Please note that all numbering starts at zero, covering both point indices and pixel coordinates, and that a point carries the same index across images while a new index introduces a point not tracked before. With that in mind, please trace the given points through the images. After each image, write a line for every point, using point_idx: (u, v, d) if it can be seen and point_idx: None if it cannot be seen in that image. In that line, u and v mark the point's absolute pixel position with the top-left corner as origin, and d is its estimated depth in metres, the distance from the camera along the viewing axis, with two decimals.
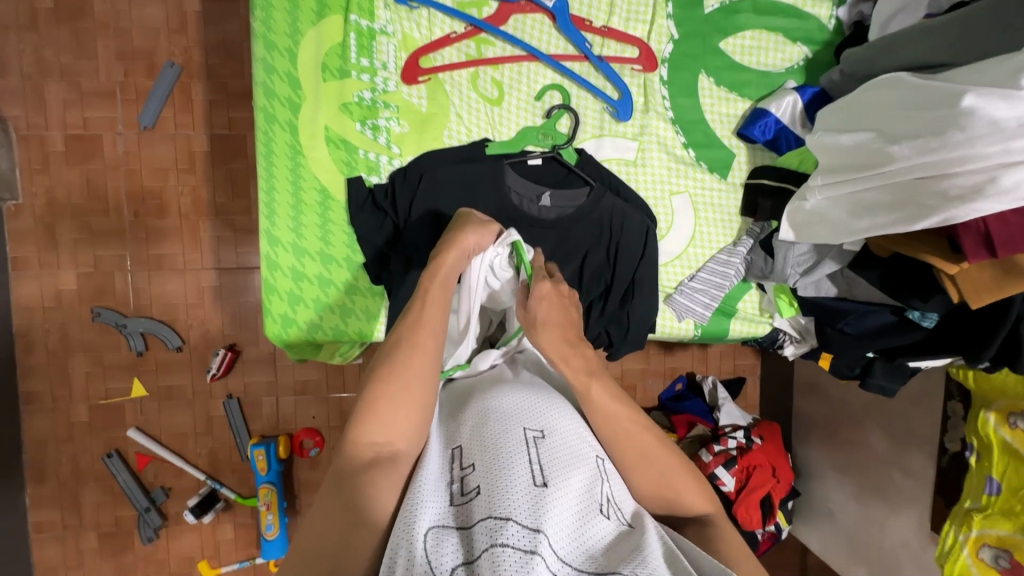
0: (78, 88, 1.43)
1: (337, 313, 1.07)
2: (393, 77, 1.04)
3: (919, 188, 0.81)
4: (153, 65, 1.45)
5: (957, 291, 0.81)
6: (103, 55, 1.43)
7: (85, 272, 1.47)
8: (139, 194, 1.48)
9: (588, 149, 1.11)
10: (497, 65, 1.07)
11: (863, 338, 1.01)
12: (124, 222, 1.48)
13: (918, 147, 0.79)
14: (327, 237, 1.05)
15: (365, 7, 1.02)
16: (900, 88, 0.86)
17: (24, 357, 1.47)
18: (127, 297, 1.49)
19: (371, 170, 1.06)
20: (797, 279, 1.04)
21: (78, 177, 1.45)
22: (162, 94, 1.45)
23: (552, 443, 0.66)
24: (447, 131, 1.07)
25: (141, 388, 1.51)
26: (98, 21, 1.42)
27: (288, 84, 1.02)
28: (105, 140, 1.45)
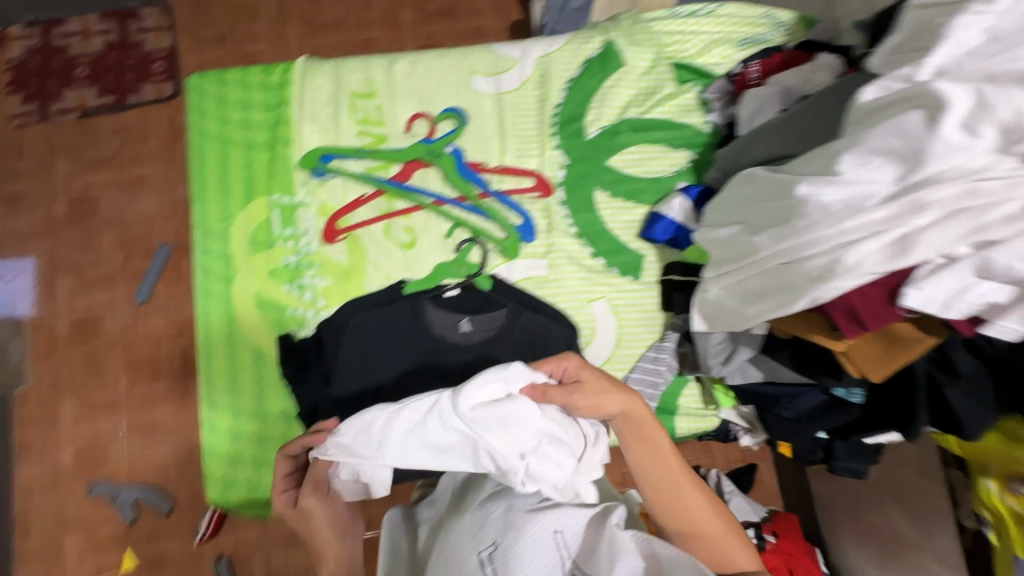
0: (84, 278, 1.60)
1: (276, 467, 1.09)
2: (314, 240, 1.17)
3: (785, 273, 0.83)
4: (148, 248, 1.62)
5: (854, 367, 0.80)
6: (106, 246, 1.61)
7: (82, 447, 1.52)
8: (136, 363, 1.56)
9: (501, 274, 1.18)
10: (407, 214, 1.19)
11: (804, 420, 0.98)
12: (119, 392, 1.55)
13: (774, 236, 0.83)
14: (263, 394, 1.11)
15: (287, 186, 1.18)
16: (757, 181, 0.91)
17: (21, 541, 1.47)
18: (121, 465, 1.51)
19: (300, 324, 1.14)
20: (720, 368, 1.04)
21: (80, 356, 1.56)
22: (155, 271, 1.60)
23: (501, 556, 0.72)
24: (367, 279, 1.16)
25: (131, 560, 1.45)
26: (103, 219, 1.62)
27: (222, 261, 1.15)
28: (105, 319, 1.58)
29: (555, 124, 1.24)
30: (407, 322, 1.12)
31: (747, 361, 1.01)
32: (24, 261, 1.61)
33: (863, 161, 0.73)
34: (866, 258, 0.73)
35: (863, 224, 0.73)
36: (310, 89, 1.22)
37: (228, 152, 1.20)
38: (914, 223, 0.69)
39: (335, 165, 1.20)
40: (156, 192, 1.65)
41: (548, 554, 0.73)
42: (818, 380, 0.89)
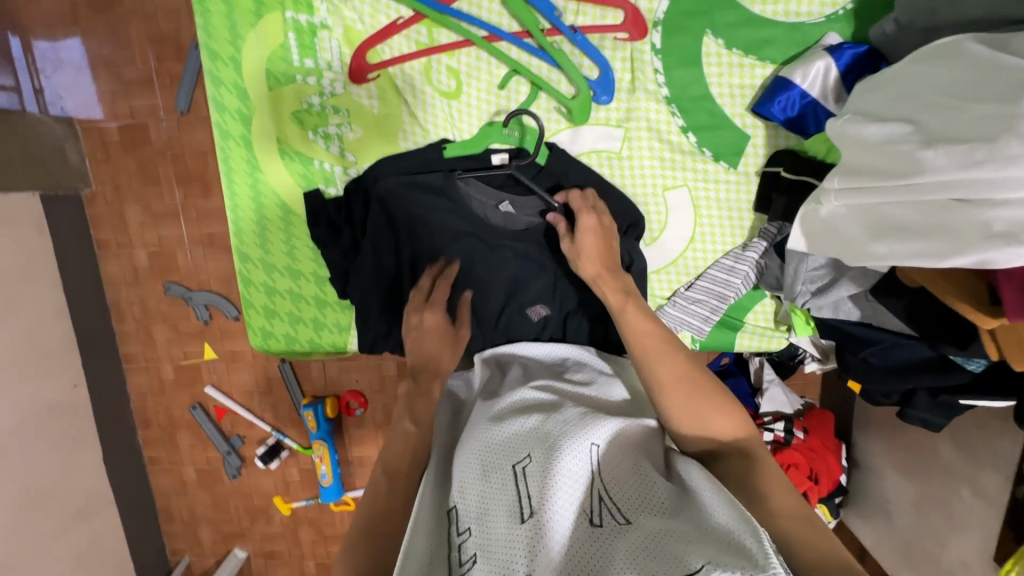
0: (119, 78, 1.36)
1: (310, 326, 1.08)
2: (340, 78, 0.96)
3: (955, 215, 0.60)
4: (180, 48, 1.35)
5: (996, 348, 0.62)
6: (137, 42, 1.35)
7: (153, 252, 1.46)
8: (187, 177, 1.42)
9: (562, 143, 0.96)
10: (452, 51, 0.93)
11: (890, 373, 0.83)
12: (176, 205, 1.43)
13: (958, 157, 0.58)
14: (294, 253, 1.05)
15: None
16: (963, 62, 0.62)
17: (119, 323, 1.51)
18: (191, 272, 1.46)
19: (328, 181, 1.01)
20: (809, 299, 0.86)
21: (134, 164, 1.41)
22: (192, 76, 1.35)
23: (536, 472, 0.68)
24: (402, 133, 0.98)
25: (212, 351, 1.50)
26: (128, 7, 1.32)
27: (236, 96, 0.97)
28: (151, 128, 1.39)
29: None
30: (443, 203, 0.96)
31: (844, 297, 0.84)
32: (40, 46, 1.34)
33: None
34: None
35: None
36: None
37: None
38: None
39: None
40: None
41: (583, 481, 0.66)
42: (933, 344, 0.72)
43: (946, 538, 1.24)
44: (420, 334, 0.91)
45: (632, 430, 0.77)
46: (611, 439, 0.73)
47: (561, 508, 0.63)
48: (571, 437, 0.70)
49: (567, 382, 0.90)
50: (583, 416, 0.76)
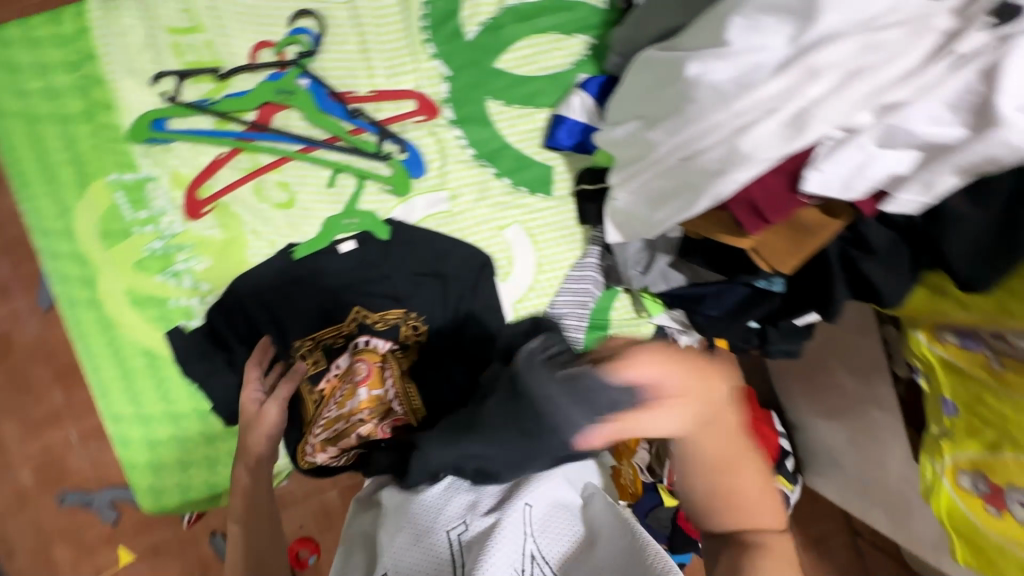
0: None
1: (204, 467, 1.03)
2: (177, 218, 1.01)
3: (685, 169, 0.73)
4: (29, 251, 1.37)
5: (766, 262, 0.75)
6: None
7: (38, 464, 1.31)
8: (67, 371, 1.33)
9: (398, 216, 1.06)
10: (277, 168, 1.03)
11: (729, 317, 0.94)
12: (57, 404, 1.32)
13: (668, 129, 0.73)
14: (168, 396, 1.02)
15: (124, 161, 1.00)
16: (650, 65, 0.80)
17: (8, 563, 1.30)
18: (86, 472, 1.32)
19: (188, 315, 1.02)
20: (640, 278, 0.99)
21: None
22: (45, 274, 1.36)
23: (472, 537, 0.68)
24: (250, 251, 1.03)
25: (128, 553, 1.33)
26: None
27: (76, 263, 0.99)
28: (13, 334, 1.30)
29: (427, 28, 1.05)
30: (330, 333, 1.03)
31: (668, 267, 0.97)
32: None
33: (752, 22, 0.62)
34: (761, 142, 0.64)
35: (753, 103, 0.63)
36: (117, 33, 0.99)
37: (41, 132, 0.98)
38: (805, 95, 0.61)
39: (174, 127, 1.00)
40: None
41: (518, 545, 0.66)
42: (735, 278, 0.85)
43: (883, 462, 1.30)
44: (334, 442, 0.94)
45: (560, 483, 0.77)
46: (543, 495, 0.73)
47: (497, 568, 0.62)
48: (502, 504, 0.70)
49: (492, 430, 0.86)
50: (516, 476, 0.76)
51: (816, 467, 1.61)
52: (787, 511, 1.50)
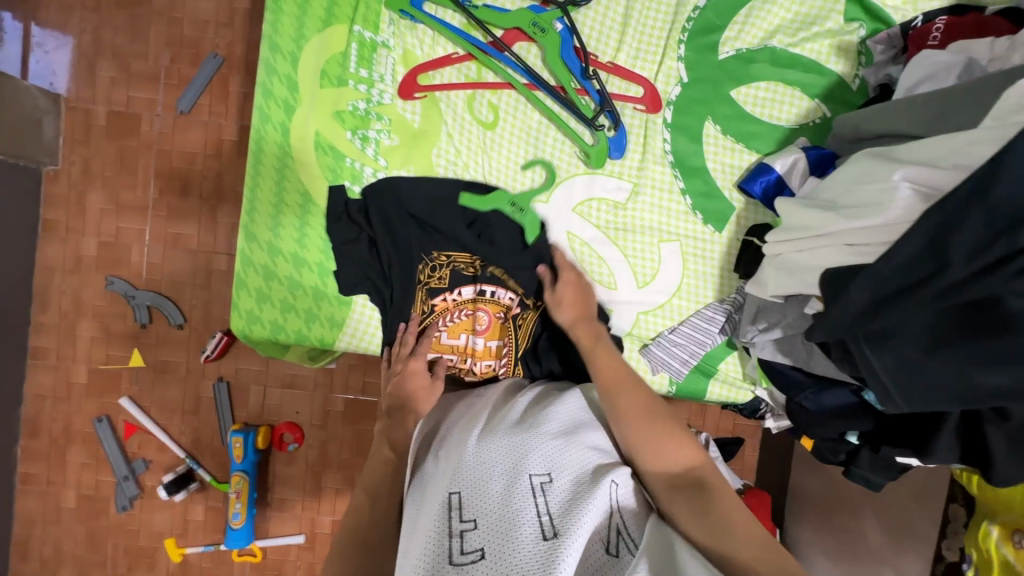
0: (126, 68, 1.44)
1: (302, 317, 1.06)
2: (389, 90, 1.05)
3: (844, 255, 0.77)
4: (197, 54, 1.45)
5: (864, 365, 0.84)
6: (153, 40, 1.43)
7: (105, 242, 1.45)
8: (168, 174, 1.46)
9: (578, 184, 1.07)
10: (496, 90, 1.05)
11: (822, 416, 0.97)
12: (148, 199, 1.46)
13: (850, 214, 0.77)
14: (304, 241, 1.05)
15: (371, 19, 1.03)
16: (858, 163, 0.83)
17: (38, 313, 1.45)
18: (141, 269, 1.46)
19: (355, 179, 1.05)
20: (754, 336, 1.01)
21: (113, 151, 1.45)
22: (201, 82, 1.44)
23: (554, 491, 0.71)
24: (436, 150, 1.05)
25: (139, 359, 1.47)
26: (155, 8, 1.43)
27: (286, 87, 1.03)
28: (143, 120, 1.45)
29: (687, 31, 1.07)
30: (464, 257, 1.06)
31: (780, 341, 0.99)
32: (65, 32, 1.42)
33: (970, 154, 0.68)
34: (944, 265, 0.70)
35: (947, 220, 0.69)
36: None
37: None
38: None
39: (427, 11, 1.03)
40: None
41: (604, 514, 0.70)
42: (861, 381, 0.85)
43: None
44: (404, 377, 0.95)
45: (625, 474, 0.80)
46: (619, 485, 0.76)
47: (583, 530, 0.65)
48: (592, 476, 0.75)
49: (567, 406, 0.89)
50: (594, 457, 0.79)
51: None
52: None
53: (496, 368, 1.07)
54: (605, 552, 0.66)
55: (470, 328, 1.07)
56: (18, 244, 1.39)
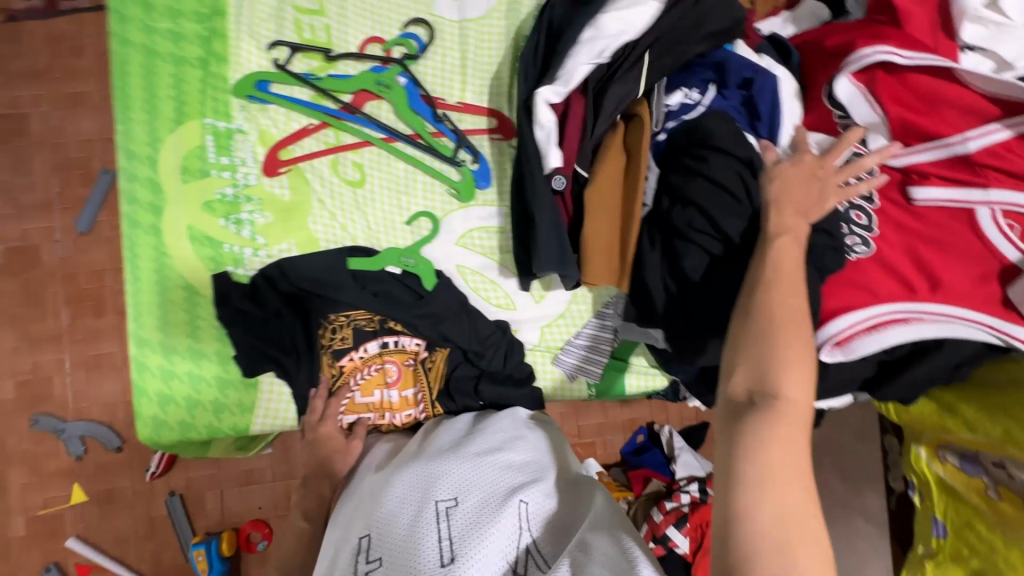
0: (15, 203, 1.42)
1: (210, 409, 1.05)
2: (253, 171, 1.07)
3: None
4: (87, 173, 1.46)
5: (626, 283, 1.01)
6: (39, 169, 1.44)
7: (23, 381, 1.40)
8: (78, 297, 1.44)
9: (453, 220, 1.11)
10: (357, 150, 1.10)
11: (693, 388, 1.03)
12: (61, 327, 1.42)
13: None
14: (196, 334, 1.05)
15: (222, 110, 1.07)
16: None
17: None
18: (66, 400, 1.41)
19: (237, 263, 1.06)
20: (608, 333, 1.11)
21: (16, 288, 1.42)
22: (97, 199, 1.44)
23: (459, 516, 0.73)
24: (312, 218, 1.08)
25: (82, 493, 1.39)
26: (35, 139, 1.43)
27: (150, 190, 1.05)
28: (43, 250, 1.43)
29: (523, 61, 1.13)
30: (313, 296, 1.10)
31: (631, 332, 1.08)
32: None
33: None
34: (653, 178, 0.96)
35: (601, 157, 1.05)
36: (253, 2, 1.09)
37: (155, 65, 1.06)
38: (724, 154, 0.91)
39: (273, 92, 1.08)
40: (94, 112, 1.46)
41: (512, 538, 0.71)
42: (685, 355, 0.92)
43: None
44: (320, 441, 1.00)
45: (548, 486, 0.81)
46: (533, 498, 0.78)
47: (481, 557, 0.68)
48: (504, 496, 0.76)
49: (488, 428, 0.90)
50: (508, 473, 0.81)
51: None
52: None
53: (416, 415, 1.08)
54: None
55: (383, 382, 1.07)
56: None
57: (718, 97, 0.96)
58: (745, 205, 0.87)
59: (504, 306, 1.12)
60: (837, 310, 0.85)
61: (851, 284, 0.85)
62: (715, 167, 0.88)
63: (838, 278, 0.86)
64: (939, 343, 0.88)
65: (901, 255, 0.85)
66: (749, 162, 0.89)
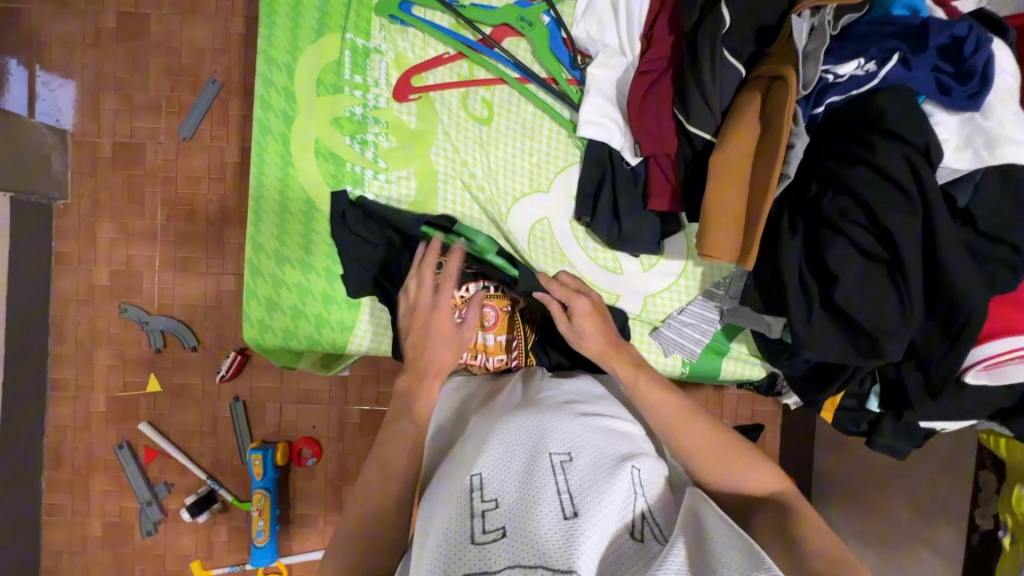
0: (129, 100, 1.47)
1: (312, 322, 1.07)
2: (384, 94, 1.06)
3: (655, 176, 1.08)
4: (197, 80, 1.48)
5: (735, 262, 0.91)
6: (153, 71, 1.47)
7: (118, 271, 1.48)
8: (174, 200, 1.49)
9: (574, 173, 1.08)
10: (488, 86, 1.07)
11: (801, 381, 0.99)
12: (156, 226, 1.49)
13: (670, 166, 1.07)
14: (310, 247, 1.06)
15: (362, 27, 1.05)
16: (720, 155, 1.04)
17: (56, 345, 1.48)
18: (153, 296, 1.49)
19: (356, 183, 1.06)
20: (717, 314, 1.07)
21: (121, 182, 1.48)
22: (202, 108, 1.47)
23: (575, 470, 0.68)
24: (434, 149, 1.07)
25: (157, 384, 1.49)
26: (153, 40, 1.47)
27: (284, 98, 1.05)
28: (148, 149, 1.48)
29: None
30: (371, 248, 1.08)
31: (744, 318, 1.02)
32: (68, 69, 1.46)
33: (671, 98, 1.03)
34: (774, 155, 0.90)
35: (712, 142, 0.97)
36: None
37: None
38: None
39: (415, 15, 1.06)
40: (210, 21, 1.47)
41: (629, 500, 0.67)
42: (798, 343, 0.86)
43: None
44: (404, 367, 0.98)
45: (654, 466, 0.77)
46: (642, 468, 0.73)
47: (604, 509, 0.63)
48: (615, 462, 0.72)
49: (583, 401, 0.86)
50: (613, 442, 0.77)
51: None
52: None
53: (507, 362, 1.07)
54: (630, 537, 0.63)
55: (478, 325, 1.06)
56: (33, 277, 1.42)
57: (902, 71, 0.78)
58: (914, 199, 0.76)
59: (610, 268, 1.09)
60: (996, 332, 0.78)
61: (1022, 306, 0.78)
62: (888, 154, 0.77)
63: (1008, 297, 0.79)
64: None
65: None
66: (925, 150, 0.76)
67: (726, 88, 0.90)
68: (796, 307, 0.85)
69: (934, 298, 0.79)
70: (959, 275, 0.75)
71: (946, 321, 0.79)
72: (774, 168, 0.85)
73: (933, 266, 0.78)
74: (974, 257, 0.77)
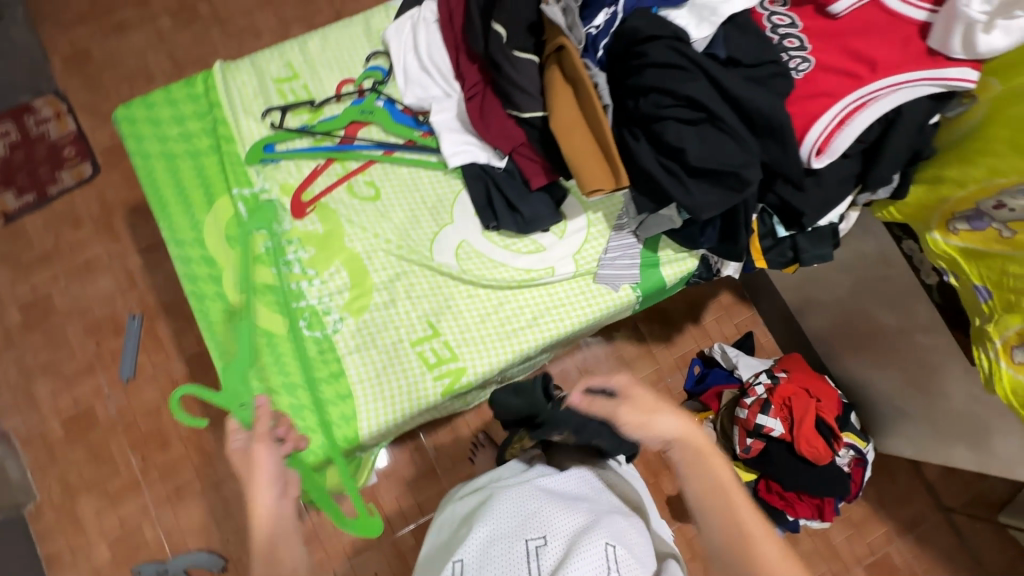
0: (60, 375, 1.52)
1: (319, 431, 1.11)
2: (286, 219, 1.21)
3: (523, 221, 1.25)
4: (118, 324, 1.56)
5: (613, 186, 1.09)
6: (73, 338, 1.55)
7: (115, 537, 1.44)
8: (141, 440, 1.50)
9: (466, 195, 1.26)
10: (364, 171, 1.26)
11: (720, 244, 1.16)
12: (136, 473, 1.48)
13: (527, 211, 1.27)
14: (284, 369, 1.14)
15: (243, 178, 1.22)
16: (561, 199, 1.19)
17: None
18: (161, 541, 1.44)
19: (298, 297, 1.17)
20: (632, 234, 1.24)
21: (83, 452, 1.49)
22: (132, 346, 1.54)
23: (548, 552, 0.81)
24: (347, 238, 1.21)
25: None
26: (62, 313, 1.56)
27: (205, 265, 1.18)
28: (98, 408, 1.51)
29: None
30: (355, 340, 1.16)
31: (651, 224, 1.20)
32: None
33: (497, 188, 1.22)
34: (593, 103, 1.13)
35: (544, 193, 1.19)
36: (236, 88, 1.27)
37: (177, 166, 1.23)
38: None
39: (280, 151, 1.24)
40: (108, 270, 1.59)
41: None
42: (693, 211, 1.04)
43: (944, 388, 1.42)
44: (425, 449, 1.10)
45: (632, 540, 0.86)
46: (620, 542, 0.84)
47: None
48: (592, 535, 0.83)
49: (575, 476, 0.96)
50: (595, 516, 0.87)
51: (887, 430, 1.73)
52: (865, 464, 1.62)
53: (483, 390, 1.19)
54: None
55: None
56: None
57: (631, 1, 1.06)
58: (694, 68, 0.99)
59: (532, 250, 1.25)
60: (806, 124, 0.99)
61: (809, 96, 1.00)
62: (656, 51, 1.00)
63: (797, 95, 1.01)
64: (898, 110, 0.97)
65: (838, 54, 0.99)
66: (676, 36, 1.00)
67: (530, 74, 1.12)
68: (674, 187, 1.03)
69: (753, 123, 0.99)
70: (755, 99, 0.97)
71: (773, 133, 0.99)
72: (596, 104, 1.06)
73: (737, 104, 0.99)
74: (758, 82, 1.00)
